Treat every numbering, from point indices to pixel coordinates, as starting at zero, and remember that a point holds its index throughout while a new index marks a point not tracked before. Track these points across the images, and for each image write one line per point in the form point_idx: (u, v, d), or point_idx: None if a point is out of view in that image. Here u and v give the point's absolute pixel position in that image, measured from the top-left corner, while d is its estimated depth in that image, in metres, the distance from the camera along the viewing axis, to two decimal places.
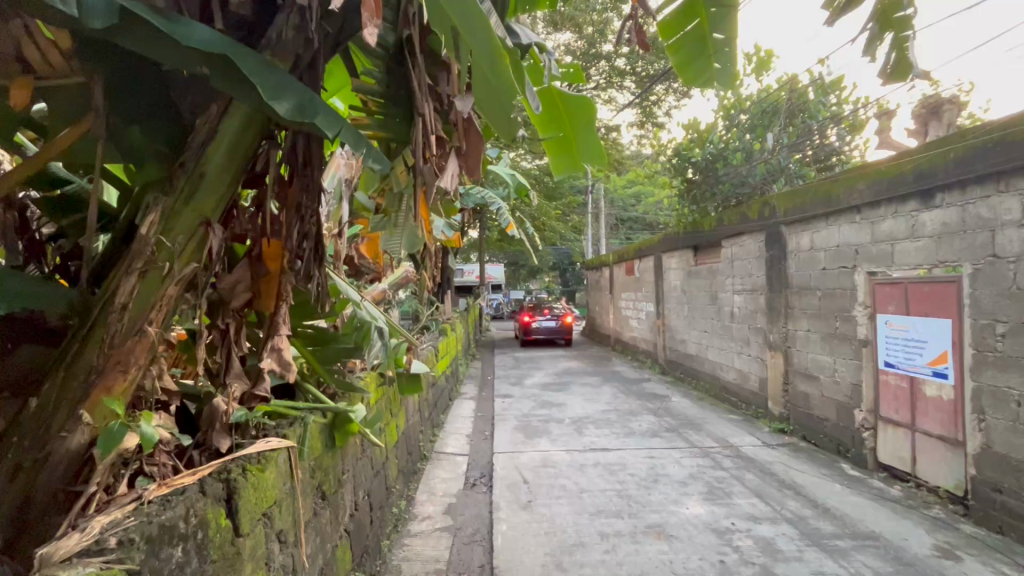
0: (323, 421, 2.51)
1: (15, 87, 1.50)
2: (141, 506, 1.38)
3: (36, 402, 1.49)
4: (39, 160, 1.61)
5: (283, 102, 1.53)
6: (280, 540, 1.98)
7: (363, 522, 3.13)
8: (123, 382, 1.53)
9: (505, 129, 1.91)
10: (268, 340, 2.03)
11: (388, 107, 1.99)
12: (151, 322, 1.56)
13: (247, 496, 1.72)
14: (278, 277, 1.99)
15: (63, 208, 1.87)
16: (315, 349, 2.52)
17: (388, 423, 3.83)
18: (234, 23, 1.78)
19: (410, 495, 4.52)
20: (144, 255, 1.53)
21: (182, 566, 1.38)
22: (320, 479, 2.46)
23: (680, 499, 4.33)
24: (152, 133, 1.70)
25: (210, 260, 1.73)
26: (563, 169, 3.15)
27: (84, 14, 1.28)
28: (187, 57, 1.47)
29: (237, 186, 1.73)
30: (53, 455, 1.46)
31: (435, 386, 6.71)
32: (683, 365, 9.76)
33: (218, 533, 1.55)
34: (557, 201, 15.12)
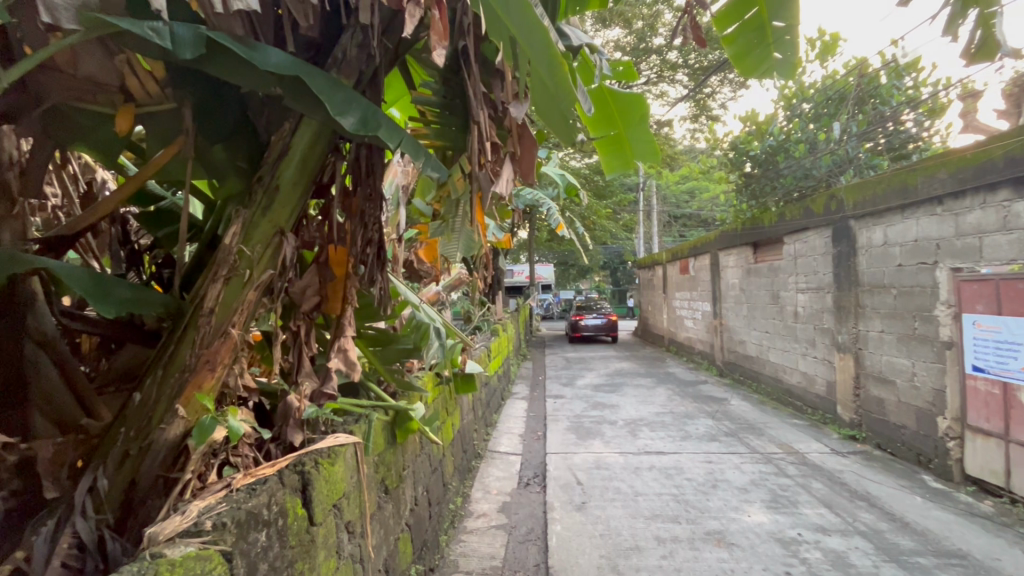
0: (385, 419, 2.61)
1: (119, 115, 1.67)
2: (230, 493, 1.50)
3: (140, 397, 1.66)
4: (138, 181, 1.79)
5: (349, 116, 1.62)
6: (348, 530, 2.09)
7: (422, 517, 3.24)
8: (212, 379, 1.67)
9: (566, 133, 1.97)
10: (335, 341, 2.12)
11: (444, 115, 2.06)
12: (234, 325, 1.70)
13: (320, 487, 1.83)
14: (344, 282, 2.10)
15: (156, 221, 2.04)
16: (376, 349, 2.63)
17: (444, 420, 3.94)
18: (304, 44, 1.91)
19: (466, 492, 4.62)
20: (228, 262, 1.68)
21: (267, 549, 1.49)
22: (384, 474, 2.58)
23: (741, 506, 4.18)
24: (233, 151, 1.86)
25: (285, 267, 1.86)
26: (614, 168, 3.13)
27: (176, 47, 1.44)
28: (264, 79, 1.60)
29: (307, 196, 1.86)
30: (153, 445, 1.61)
31: (488, 386, 6.80)
32: (741, 367, 9.39)
33: (296, 521, 1.67)
34: (607, 199, 14.90)
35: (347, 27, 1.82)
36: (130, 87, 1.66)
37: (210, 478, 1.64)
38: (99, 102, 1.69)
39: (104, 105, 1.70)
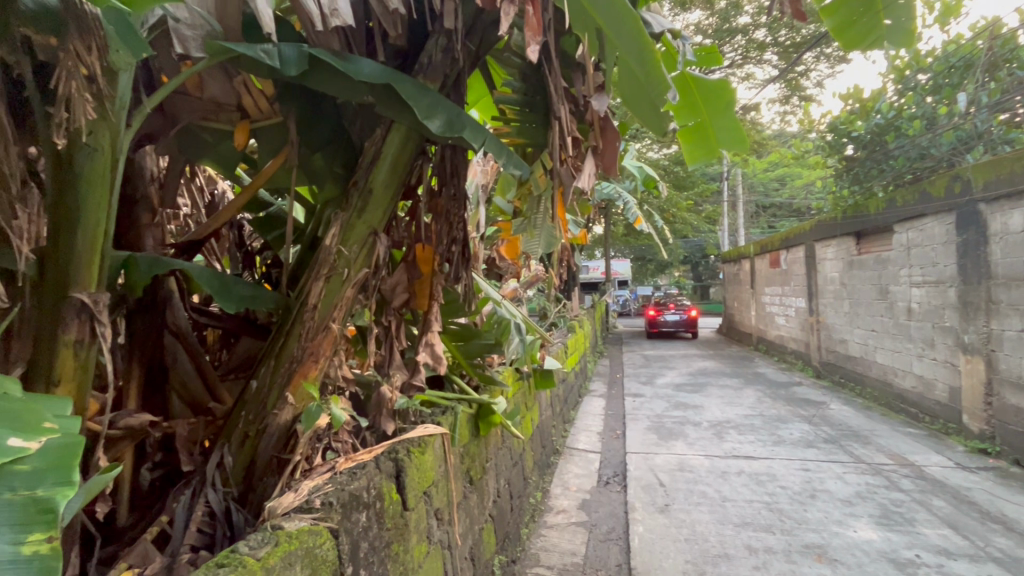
0: (469, 411, 2.68)
1: (237, 131, 1.88)
2: (335, 475, 1.62)
3: (255, 384, 1.83)
4: (252, 190, 1.98)
5: (435, 119, 1.68)
6: (437, 517, 2.18)
7: (504, 509, 3.31)
8: (315, 369, 1.81)
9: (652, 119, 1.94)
10: (423, 336, 2.21)
11: (525, 112, 2.08)
12: (334, 319, 1.84)
13: (412, 474, 1.93)
14: (430, 279, 2.19)
15: (267, 225, 2.25)
16: (460, 344, 2.69)
17: (524, 416, 3.98)
18: (392, 53, 2.00)
19: (545, 487, 4.65)
20: (329, 262, 1.82)
21: (367, 529, 1.60)
22: (469, 465, 2.66)
23: (845, 521, 3.83)
24: (331, 158, 2.01)
25: (378, 265, 1.97)
26: (697, 159, 3.00)
27: (282, 65, 1.58)
28: (359, 88, 1.71)
29: (397, 198, 1.97)
30: (268, 428, 1.77)
31: (565, 382, 6.78)
32: (843, 368, 8.59)
33: (391, 505, 1.77)
34: (688, 190, 14.23)
35: (432, 33, 1.90)
36: (246, 106, 1.86)
37: (317, 461, 1.77)
38: (220, 121, 1.90)
39: (225, 123, 1.91)
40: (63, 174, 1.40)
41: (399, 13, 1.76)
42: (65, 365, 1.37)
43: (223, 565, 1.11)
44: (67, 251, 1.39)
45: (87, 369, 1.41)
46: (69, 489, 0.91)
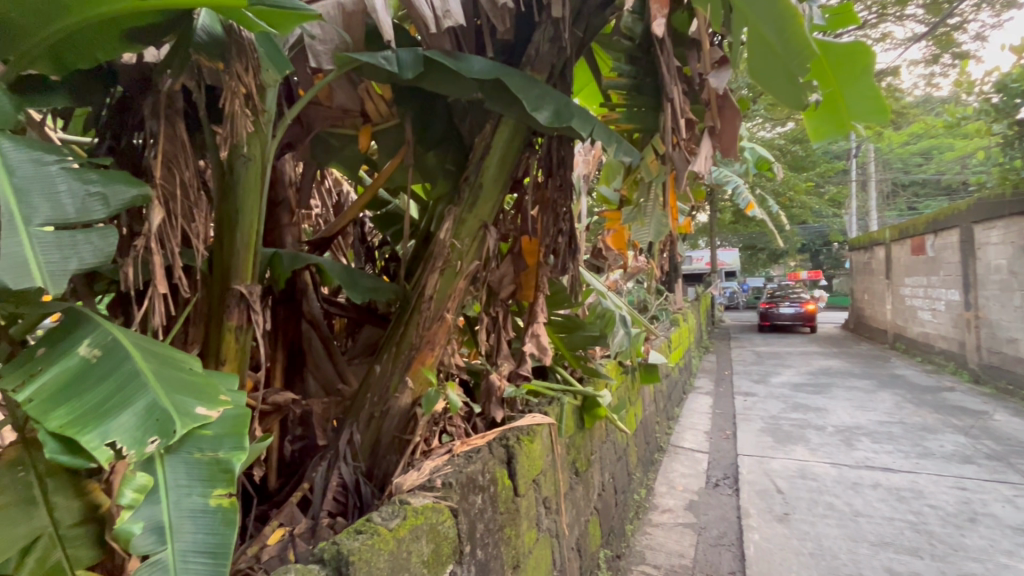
0: (575, 403, 2.67)
1: (360, 135, 2.03)
2: (453, 457, 1.70)
3: (378, 369, 1.97)
4: (373, 189, 2.14)
5: (543, 110, 1.69)
6: (546, 506, 2.21)
7: (609, 504, 3.28)
8: (431, 356, 1.92)
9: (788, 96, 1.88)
10: (529, 327, 2.25)
11: (635, 97, 2.01)
12: (448, 309, 1.94)
13: (522, 462, 1.97)
14: (536, 270, 2.22)
15: (386, 222, 2.43)
16: (564, 335, 2.69)
17: (629, 410, 3.89)
18: (501, 48, 2.03)
19: (649, 484, 4.51)
20: (443, 255, 1.91)
21: (483, 511, 1.66)
22: (574, 457, 2.67)
23: (1017, 552, 3.25)
24: (443, 155, 2.11)
25: (488, 258, 2.04)
26: (825, 134, 2.72)
27: (400, 69, 1.68)
28: (469, 86, 1.77)
29: (505, 192, 2.02)
30: (390, 410, 1.89)
31: (669, 377, 6.49)
32: (1011, 373, 7.27)
33: (503, 491, 1.82)
34: (807, 170, 12.85)
35: (539, 23, 1.89)
36: (369, 111, 2.00)
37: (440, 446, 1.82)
38: (346, 126, 2.06)
39: (350, 128, 2.07)
40: (226, 182, 1.62)
41: (508, 7, 1.78)
42: (229, 347, 1.59)
43: (361, 531, 1.22)
44: (228, 249, 1.60)
45: (246, 352, 1.63)
46: (242, 453, 1.07)
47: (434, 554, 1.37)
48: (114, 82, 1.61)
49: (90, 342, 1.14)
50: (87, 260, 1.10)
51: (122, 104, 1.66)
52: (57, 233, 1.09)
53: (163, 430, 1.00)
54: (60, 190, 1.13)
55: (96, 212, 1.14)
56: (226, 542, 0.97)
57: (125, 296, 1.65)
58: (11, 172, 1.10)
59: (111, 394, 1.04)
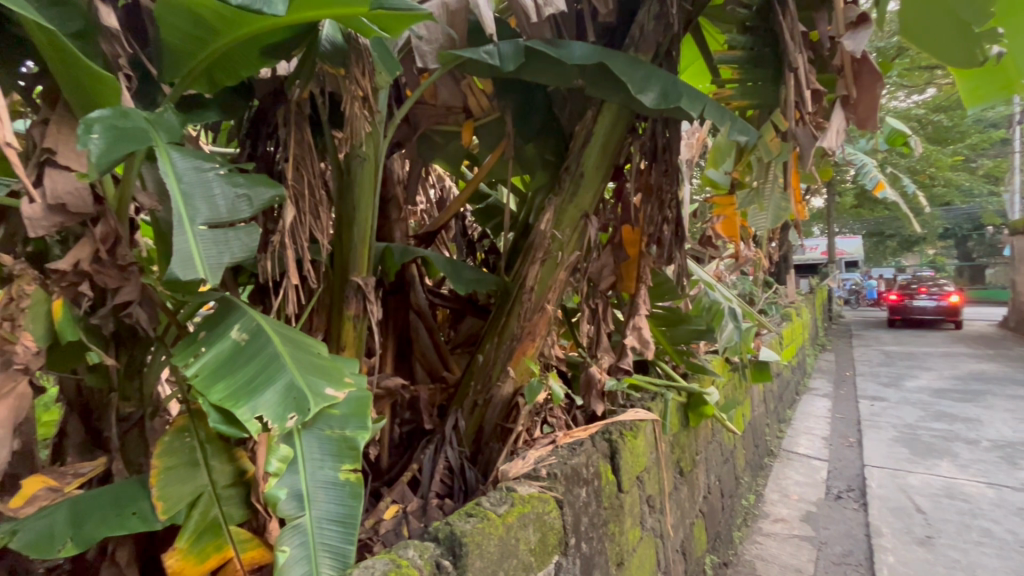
0: (680, 400, 2.54)
1: (463, 130, 2.07)
2: (557, 448, 1.70)
3: (481, 359, 2.01)
4: (475, 182, 2.18)
5: (649, 92, 1.61)
6: (649, 505, 2.14)
7: (716, 508, 3.09)
8: (532, 346, 1.93)
9: (966, 61, 1.95)
10: (630, 319, 2.18)
11: (750, 70, 1.84)
12: (549, 301, 1.94)
13: (626, 457, 1.91)
14: (637, 260, 2.15)
15: (487, 215, 2.48)
16: (667, 329, 2.57)
17: (737, 411, 3.63)
18: (602, 31, 1.97)
19: (759, 490, 4.19)
20: (544, 246, 1.92)
21: (587, 504, 1.64)
22: (679, 456, 2.55)
23: None
24: (542, 146, 2.11)
25: (589, 249, 2.01)
26: (983, 97, 2.30)
27: (502, 61, 1.69)
28: (571, 73, 1.74)
29: (606, 181, 1.98)
30: (493, 399, 1.93)
31: (780, 377, 5.95)
32: None
33: (607, 485, 1.78)
34: (953, 143, 11.09)
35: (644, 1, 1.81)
36: (472, 105, 2.05)
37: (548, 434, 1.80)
38: (450, 123, 2.13)
39: (453, 124, 2.13)
40: (345, 182, 1.75)
41: None
42: (348, 335, 1.72)
43: (472, 514, 1.25)
44: (348, 243, 1.73)
45: (363, 339, 1.75)
46: (365, 432, 1.16)
47: (540, 543, 1.38)
48: (253, 95, 1.80)
49: (240, 327, 1.29)
50: (237, 255, 1.24)
51: (259, 116, 1.86)
52: (214, 231, 1.24)
53: (299, 407, 1.10)
54: (215, 192, 1.28)
55: (243, 212, 1.28)
56: (354, 513, 1.07)
57: (263, 287, 1.85)
58: (179, 178, 1.26)
59: (256, 373, 1.17)
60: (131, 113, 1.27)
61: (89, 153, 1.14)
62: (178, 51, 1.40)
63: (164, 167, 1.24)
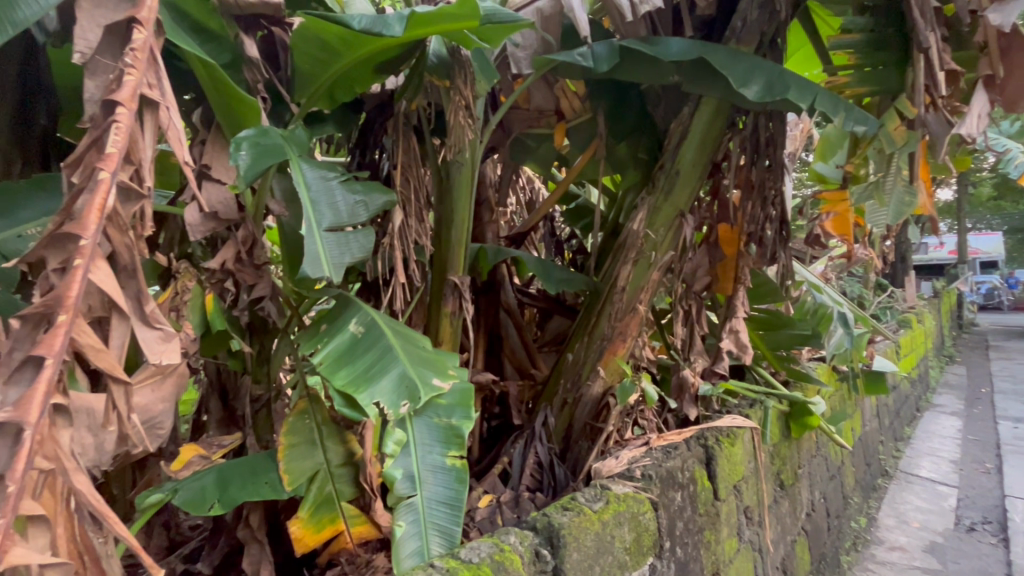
0: (781, 408, 2.38)
1: (555, 132, 2.11)
2: (650, 450, 1.68)
3: (571, 357, 2.03)
4: (565, 184, 2.21)
5: (752, 85, 1.54)
6: (747, 516, 2.04)
7: (821, 528, 2.87)
8: (623, 346, 1.93)
9: None
10: (727, 322, 2.09)
11: (870, 54, 1.70)
12: (641, 301, 1.93)
13: (723, 464, 1.85)
14: (735, 261, 2.06)
15: (577, 216, 2.50)
16: (765, 333, 2.43)
17: (845, 424, 3.33)
18: (700, 24, 1.92)
19: (870, 513, 3.81)
20: (637, 246, 1.91)
21: (682, 509, 1.61)
22: (780, 468, 2.40)
23: None
24: (634, 145, 2.09)
25: (684, 248, 1.98)
26: None
27: (595, 63, 1.70)
28: (666, 70, 1.71)
29: (703, 178, 1.94)
30: (582, 398, 1.94)
31: (897, 390, 5.35)
32: None
33: (703, 492, 1.73)
34: None
35: None
36: (564, 107, 2.08)
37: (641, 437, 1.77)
38: (541, 126, 2.17)
39: (545, 127, 2.17)
40: (445, 186, 1.86)
41: None
42: (445, 331, 1.83)
43: (568, 508, 1.29)
44: (446, 244, 1.84)
45: (458, 335, 1.85)
46: (469, 422, 1.24)
47: (635, 542, 1.39)
48: (362, 109, 1.96)
49: (356, 321, 1.42)
50: (355, 255, 1.37)
51: (367, 127, 2.02)
52: (337, 234, 1.37)
53: (410, 396, 1.19)
54: (337, 199, 1.42)
55: (361, 216, 1.42)
56: (460, 497, 1.15)
57: (370, 285, 2.01)
58: (309, 186, 1.41)
59: (372, 363, 1.28)
60: (269, 131, 1.44)
61: (239, 166, 1.31)
62: (306, 73, 1.56)
63: (296, 178, 1.40)
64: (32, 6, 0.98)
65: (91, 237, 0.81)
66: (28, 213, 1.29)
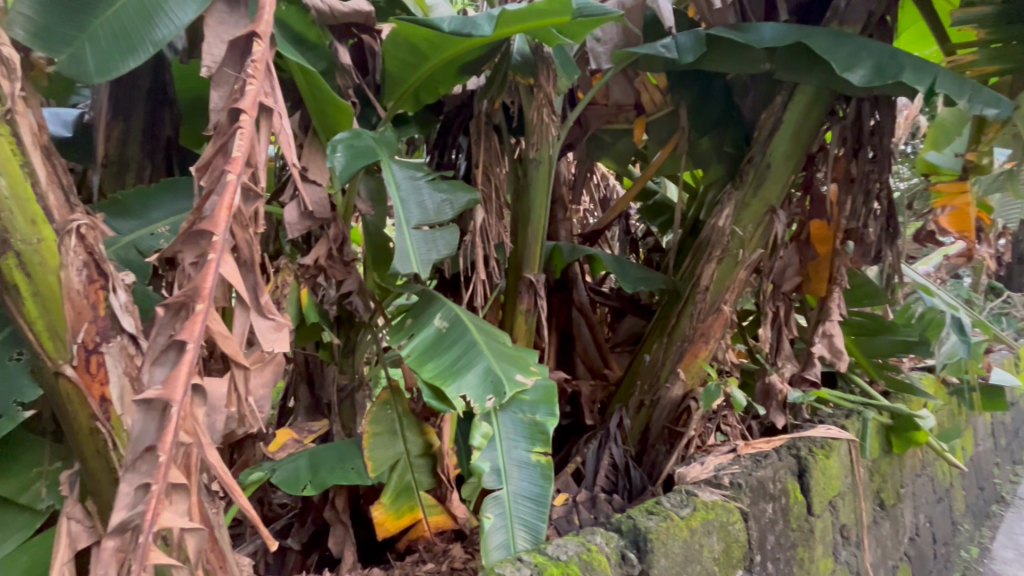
0: (882, 421, 2.19)
1: (634, 128, 2.06)
2: (738, 458, 1.60)
3: (648, 358, 1.97)
4: (642, 181, 2.15)
5: (859, 69, 1.42)
6: (843, 534, 1.91)
7: (926, 554, 2.61)
8: (705, 348, 1.85)
9: None
10: (820, 325, 1.95)
11: (1003, 29, 1.56)
12: (726, 302, 1.85)
13: (818, 477, 1.73)
14: (830, 260, 1.91)
15: (655, 212, 2.43)
16: (862, 338, 2.24)
17: (955, 443, 3.01)
18: (796, 7, 1.81)
19: (983, 543, 3.42)
20: (722, 244, 1.82)
21: (773, 522, 1.53)
22: (880, 486, 2.21)
23: None
24: (719, 139, 2.00)
25: (775, 246, 1.88)
26: None
27: (680, 54, 1.63)
28: (757, 58, 1.61)
29: (798, 170, 1.85)
30: (661, 400, 1.88)
31: (1017, 407, 4.75)
32: None
33: (796, 505, 1.63)
34: None
35: None
36: (644, 102, 2.03)
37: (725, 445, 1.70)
38: (620, 122, 2.12)
39: (623, 122, 2.12)
40: (522, 184, 1.87)
41: None
42: (520, 328, 1.84)
43: (653, 512, 1.26)
44: (523, 242, 1.84)
45: (533, 333, 1.85)
46: (553, 419, 1.25)
47: (724, 553, 1.34)
48: (442, 111, 2.01)
49: (441, 316, 1.45)
50: (442, 252, 1.41)
51: (446, 128, 2.07)
52: (425, 232, 1.42)
53: (496, 391, 1.21)
54: (425, 198, 1.47)
55: (447, 214, 1.46)
56: (546, 493, 1.16)
57: (448, 282, 2.07)
58: (398, 186, 1.47)
59: (458, 357, 1.31)
60: (361, 133, 1.51)
61: (335, 167, 1.38)
62: (395, 76, 1.63)
63: (387, 177, 1.46)
64: (168, 25, 1.08)
65: (222, 233, 0.89)
66: (158, 214, 1.44)
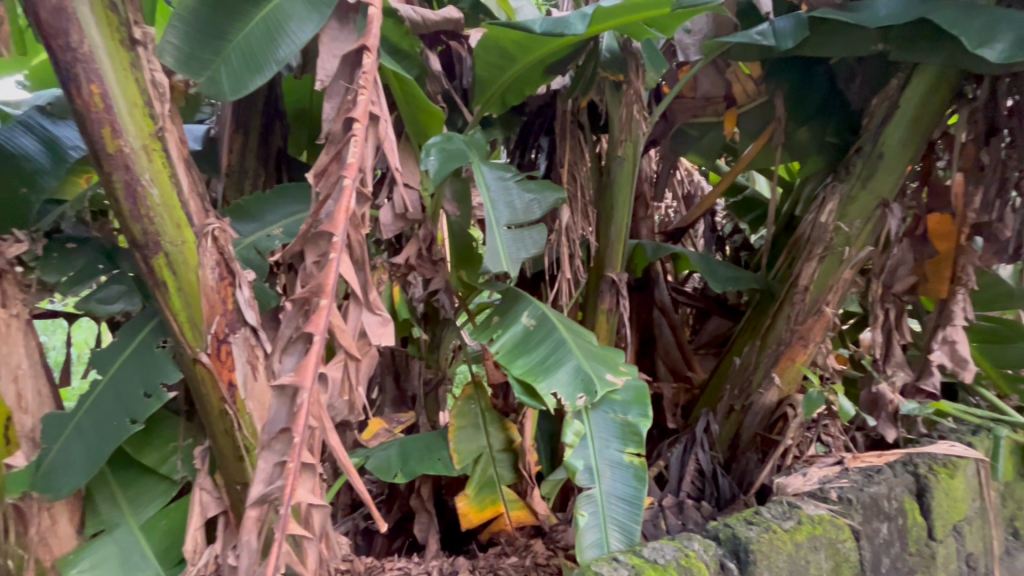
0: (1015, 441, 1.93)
1: (724, 121, 1.97)
2: (846, 471, 1.48)
3: (738, 361, 1.87)
4: (731, 176, 2.05)
5: (998, 42, 1.27)
6: (969, 563, 1.72)
7: None
8: (804, 352, 1.74)
9: None
10: (940, 330, 1.74)
11: None
12: (828, 303, 1.72)
13: (940, 499, 1.57)
14: (952, 257, 1.72)
15: (746, 209, 2.32)
16: (990, 346, 2.00)
17: None
18: None
19: None
20: (825, 241, 1.70)
21: (888, 544, 1.42)
22: (1013, 513, 1.97)
23: None
24: (820, 128, 1.86)
25: (887, 243, 1.73)
26: None
27: (778, 39, 1.52)
28: (870, 38, 1.49)
29: (915, 161, 1.69)
30: (753, 405, 1.78)
31: None
32: None
33: (914, 526, 1.50)
34: None
35: None
36: (736, 93, 1.94)
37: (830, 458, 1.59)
38: (709, 115, 2.04)
39: (712, 115, 2.04)
40: (605, 182, 1.85)
41: None
42: (602, 327, 1.82)
43: (753, 522, 1.22)
44: (605, 240, 1.81)
45: (614, 332, 1.83)
46: (646, 420, 1.23)
47: (833, 571, 1.27)
48: (525, 112, 2.04)
49: (528, 313, 1.45)
50: (530, 250, 1.43)
51: (528, 128, 2.10)
52: (513, 231, 1.45)
53: (587, 389, 1.21)
54: (513, 198, 1.49)
55: (535, 213, 1.48)
56: (640, 494, 1.15)
57: (530, 281, 2.09)
58: (488, 187, 1.50)
59: (547, 355, 1.32)
60: (453, 137, 1.57)
61: (428, 170, 1.43)
62: (483, 80, 1.67)
63: (478, 179, 1.50)
64: (289, 45, 1.18)
65: (340, 233, 0.96)
66: (273, 216, 1.57)
